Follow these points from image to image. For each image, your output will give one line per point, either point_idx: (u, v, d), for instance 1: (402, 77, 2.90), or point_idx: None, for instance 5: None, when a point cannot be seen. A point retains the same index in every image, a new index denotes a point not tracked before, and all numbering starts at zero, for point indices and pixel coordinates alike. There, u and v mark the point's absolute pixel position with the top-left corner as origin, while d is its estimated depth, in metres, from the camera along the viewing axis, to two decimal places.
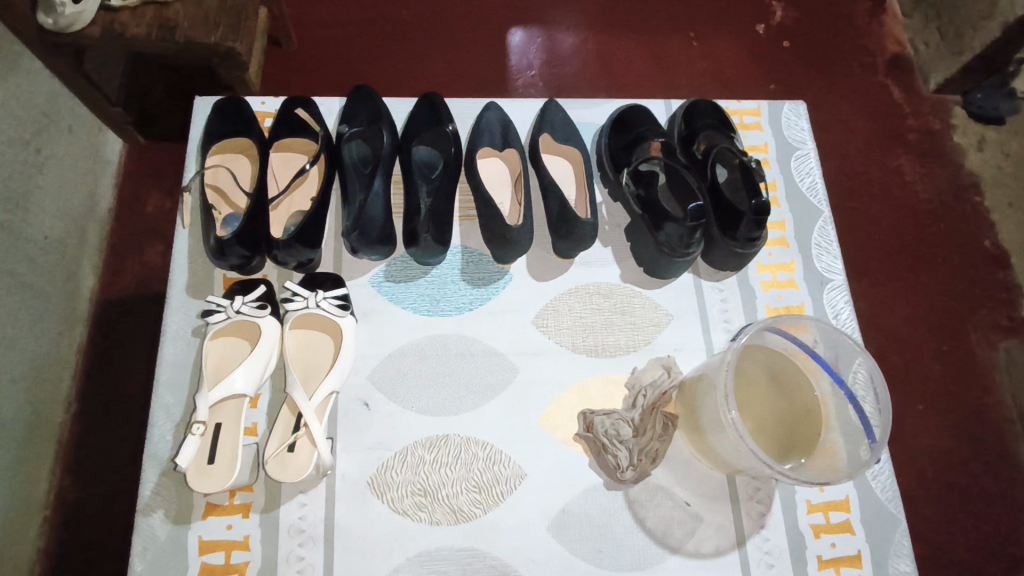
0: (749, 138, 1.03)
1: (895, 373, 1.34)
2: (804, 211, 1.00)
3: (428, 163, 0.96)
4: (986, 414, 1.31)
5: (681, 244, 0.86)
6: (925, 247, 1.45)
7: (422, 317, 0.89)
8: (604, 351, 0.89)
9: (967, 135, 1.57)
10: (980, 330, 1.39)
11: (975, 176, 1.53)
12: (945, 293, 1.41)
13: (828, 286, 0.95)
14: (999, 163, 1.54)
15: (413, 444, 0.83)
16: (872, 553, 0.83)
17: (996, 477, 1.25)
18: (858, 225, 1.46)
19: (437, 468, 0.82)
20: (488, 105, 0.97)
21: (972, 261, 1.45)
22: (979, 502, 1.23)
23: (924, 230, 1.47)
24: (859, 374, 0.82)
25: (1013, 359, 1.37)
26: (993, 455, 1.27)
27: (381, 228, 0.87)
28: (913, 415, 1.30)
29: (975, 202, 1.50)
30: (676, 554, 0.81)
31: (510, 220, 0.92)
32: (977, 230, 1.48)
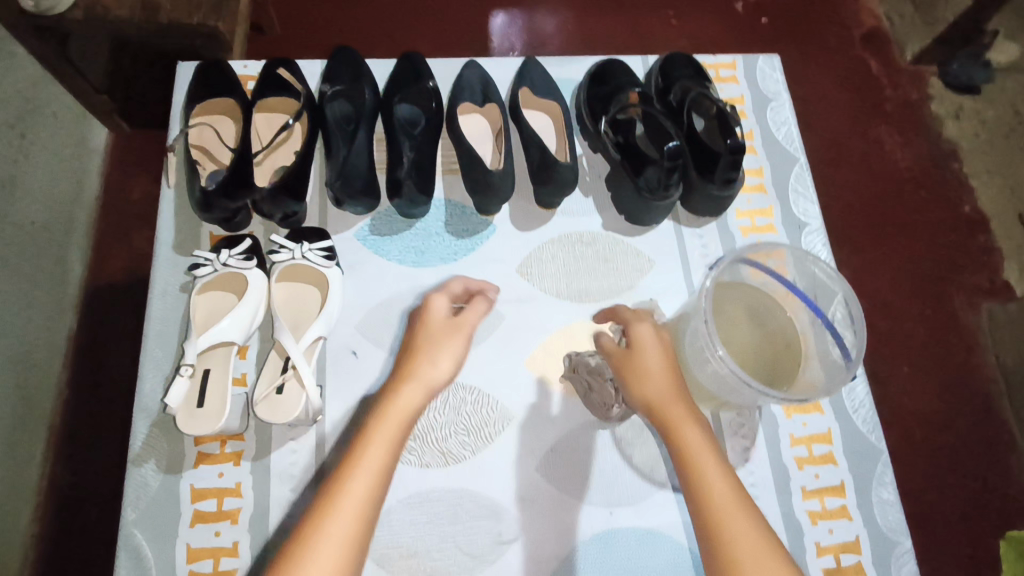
0: (725, 91, 1.05)
1: (877, 332, 1.36)
2: (782, 160, 1.02)
3: (411, 119, 0.96)
4: (969, 371, 1.34)
5: (660, 186, 0.88)
6: (905, 213, 1.47)
7: (407, 268, 0.90)
8: (588, 296, 0.91)
9: (945, 105, 1.60)
10: (963, 292, 1.41)
11: (953, 145, 1.56)
12: (925, 257, 1.44)
13: (806, 230, 0.97)
14: (977, 131, 1.57)
15: (434, 295, 0.79)
16: (854, 483, 0.85)
17: (978, 432, 1.28)
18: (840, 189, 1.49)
19: (461, 334, 0.77)
20: (469, 64, 0.99)
21: (952, 226, 1.47)
22: (962, 455, 1.26)
23: (903, 195, 1.49)
24: (837, 309, 0.84)
25: (996, 318, 1.38)
26: (976, 409, 1.30)
27: (365, 180, 0.88)
28: (897, 374, 1.33)
29: (954, 168, 1.53)
30: (663, 488, 0.82)
31: (492, 168, 0.93)
32: (957, 195, 1.51)
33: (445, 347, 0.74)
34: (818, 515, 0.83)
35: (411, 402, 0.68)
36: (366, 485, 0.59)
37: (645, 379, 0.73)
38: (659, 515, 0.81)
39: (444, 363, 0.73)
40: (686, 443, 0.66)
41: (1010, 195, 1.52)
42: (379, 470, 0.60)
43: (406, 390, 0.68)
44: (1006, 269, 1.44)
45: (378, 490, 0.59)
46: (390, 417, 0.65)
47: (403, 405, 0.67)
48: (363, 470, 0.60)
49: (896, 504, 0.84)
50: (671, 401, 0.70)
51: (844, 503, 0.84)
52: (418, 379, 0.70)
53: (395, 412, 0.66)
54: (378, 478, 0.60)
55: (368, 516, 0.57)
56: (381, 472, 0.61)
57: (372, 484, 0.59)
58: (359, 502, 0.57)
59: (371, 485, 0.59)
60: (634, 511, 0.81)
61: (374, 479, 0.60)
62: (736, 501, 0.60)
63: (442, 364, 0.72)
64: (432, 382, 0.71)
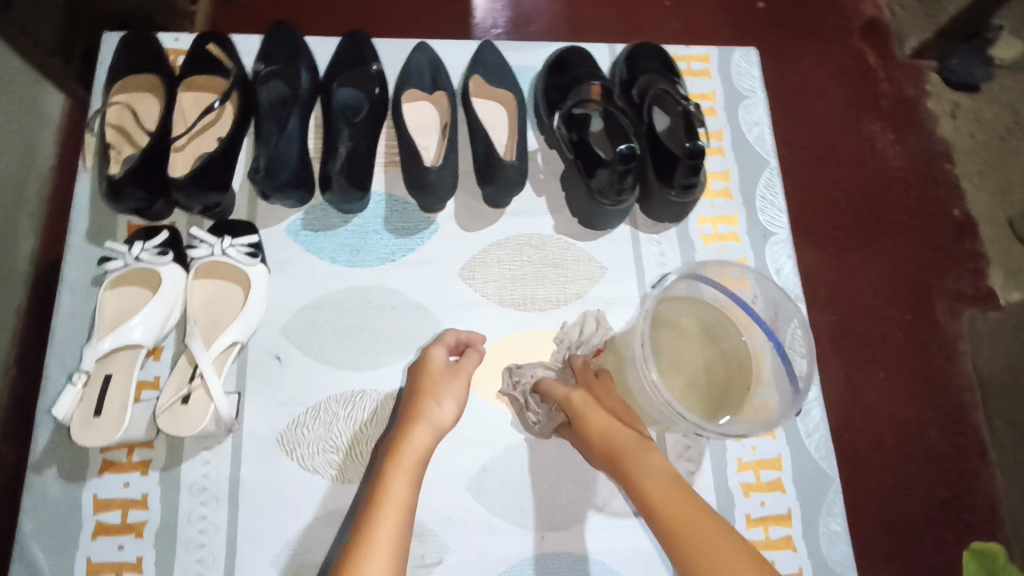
0: (696, 86, 0.98)
1: (855, 336, 1.18)
2: (750, 163, 0.95)
3: (351, 104, 0.88)
4: (945, 382, 1.20)
5: (612, 189, 0.81)
6: (888, 211, 1.29)
7: (340, 268, 0.84)
8: (532, 305, 0.85)
9: (940, 103, 1.41)
10: (945, 300, 1.25)
11: (946, 144, 1.38)
12: (909, 262, 1.26)
13: (771, 239, 0.92)
14: (973, 131, 1.40)
15: (432, 345, 0.76)
16: (802, 512, 0.80)
17: (953, 447, 1.15)
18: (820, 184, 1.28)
19: (462, 376, 0.74)
20: (418, 46, 0.92)
21: (938, 229, 1.30)
22: (931, 475, 1.12)
23: (892, 195, 1.30)
24: (797, 333, 0.78)
25: (975, 331, 1.24)
26: (948, 427, 1.16)
27: (293, 171, 0.82)
28: (872, 380, 1.17)
29: (946, 170, 1.36)
30: (600, 513, 0.78)
31: (431, 163, 0.87)
32: (946, 196, 1.33)
33: (448, 389, 0.72)
34: (761, 545, 0.79)
35: (420, 445, 0.66)
36: (389, 534, 0.57)
37: (603, 427, 0.68)
38: (593, 542, 0.77)
39: (447, 405, 0.71)
40: (646, 484, 0.61)
41: (1000, 200, 1.35)
42: (401, 519, 0.59)
43: (414, 434, 0.67)
44: (992, 276, 1.29)
45: (400, 541, 0.57)
46: (398, 463, 0.64)
47: (412, 450, 0.65)
48: (384, 518, 0.58)
49: (845, 536, 0.80)
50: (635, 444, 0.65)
51: (790, 533, 0.80)
52: (422, 425, 0.68)
53: (405, 456, 0.64)
54: (399, 528, 0.58)
55: (396, 570, 0.55)
56: (401, 521, 0.59)
57: (393, 534, 0.57)
58: (383, 556, 0.55)
59: (393, 535, 0.57)
60: (567, 536, 0.77)
61: (393, 530, 0.58)
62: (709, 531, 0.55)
63: (444, 404, 0.70)
64: (438, 423, 0.69)
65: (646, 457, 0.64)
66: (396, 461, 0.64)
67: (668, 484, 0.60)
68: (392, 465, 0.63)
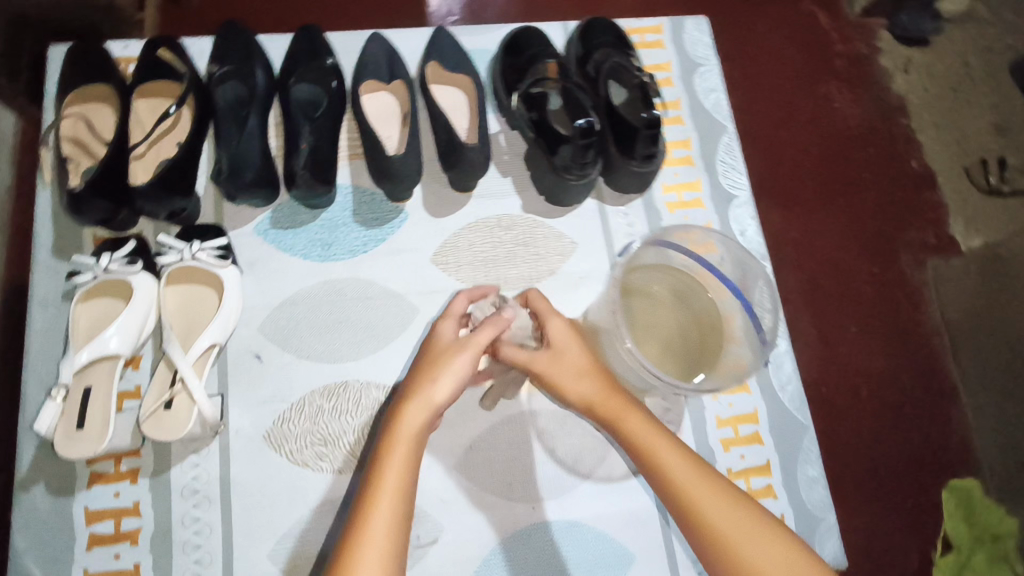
0: (651, 57, 1.00)
1: (824, 296, 1.23)
2: (709, 129, 0.97)
3: (310, 100, 0.89)
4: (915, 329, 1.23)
5: (576, 163, 0.82)
6: (849, 170, 1.33)
7: (313, 263, 0.85)
8: (506, 284, 0.87)
9: (893, 59, 1.44)
10: (909, 250, 1.29)
11: (902, 99, 1.41)
12: (873, 217, 1.30)
13: (734, 202, 0.94)
14: (924, 85, 1.42)
15: (442, 320, 0.70)
16: (780, 462, 0.84)
17: (925, 392, 1.18)
18: (781, 148, 1.32)
19: (467, 352, 0.64)
20: (372, 37, 0.92)
21: (898, 183, 1.33)
22: (907, 422, 1.15)
23: (850, 153, 1.34)
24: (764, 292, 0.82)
25: (941, 278, 1.27)
26: (920, 374, 1.19)
27: (256, 170, 0.81)
28: (844, 335, 1.20)
29: (903, 124, 1.38)
30: (587, 480, 0.80)
31: (396, 152, 0.86)
32: (903, 150, 1.36)
33: (447, 369, 0.63)
34: None
35: (415, 428, 0.60)
36: (383, 542, 0.53)
37: (622, 418, 0.64)
38: (584, 508, 0.79)
39: (445, 383, 0.63)
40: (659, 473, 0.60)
41: (957, 150, 1.38)
42: (398, 524, 0.54)
43: (408, 415, 0.61)
44: (952, 225, 1.32)
45: (397, 548, 0.54)
46: (393, 452, 0.58)
47: (406, 436, 0.59)
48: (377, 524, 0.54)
49: (823, 481, 0.83)
50: (654, 437, 0.62)
51: (770, 483, 0.83)
52: (419, 407, 0.61)
53: (399, 444, 0.59)
54: (395, 533, 0.54)
55: (386, 575, 0.52)
56: (394, 522, 0.54)
57: (387, 543, 0.53)
58: (373, 563, 0.52)
59: (386, 543, 0.53)
60: (557, 505, 0.79)
61: (388, 539, 0.53)
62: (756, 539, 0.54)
63: (443, 382, 0.63)
64: (435, 404, 0.62)
65: (669, 453, 0.60)
66: (388, 452, 0.58)
67: (704, 487, 0.58)
68: (385, 456, 0.58)
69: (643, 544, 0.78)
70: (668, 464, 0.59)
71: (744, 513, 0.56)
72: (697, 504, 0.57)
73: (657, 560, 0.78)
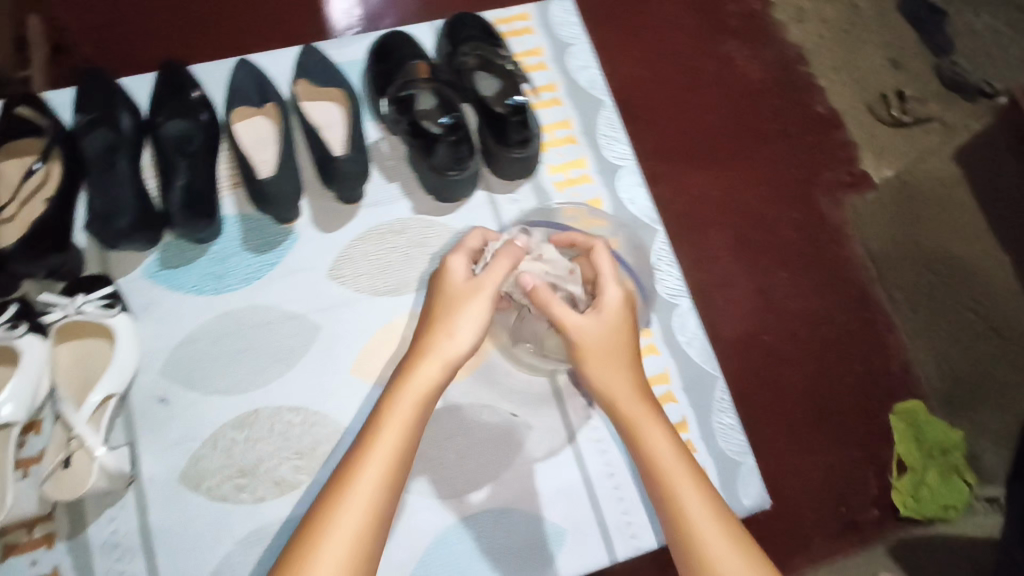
0: (521, 44, 1.01)
1: (753, 246, 1.18)
2: (586, 105, 0.99)
3: (181, 135, 0.86)
4: (841, 268, 1.19)
5: (453, 160, 0.84)
6: (756, 119, 1.27)
7: (208, 297, 0.84)
8: (406, 287, 0.87)
9: (785, 9, 1.36)
10: (826, 192, 1.24)
11: (799, 48, 1.34)
12: (785, 166, 1.24)
13: (620, 172, 0.97)
14: (820, 31, 1.36)
15: (451, 254, 0.65)
16: (695, 415, 0.86)
17: (856, 334, 1.15)
18: (684, 108, 1.26)
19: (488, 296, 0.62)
20: (238, 63, 0.91)
21: (808, 128, 1.28)
22: (840, 362, 1.13)
23: (760, 106, 1.28)
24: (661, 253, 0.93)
25: (859, 215, 1.23)
26: (852, 312, 1.16)
27: (135, 214, 0.80)
28: (777, 281, 1.16)
29: (804, 71, 1.32)
30: (511, 465, 0.82)
31: (264, 174, 0.86)
32: (808, 95, 1.30)
33: (462, 317, 0.61)
34: None
35: (425, 384, 0.58)
36: (365, 502, 0.53)
37: (636, 423, 0.63)
38: (512, 493, 0.81)
39: (462, 339, 0.61)
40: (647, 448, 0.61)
41: (859, 88, 1.32)
42: (384, 486, 0.54)
43: (422, 372, 0.59)
44: (862, 160, 1.27)
45: (379, 510, 0.53)
46: (397, 415, 0.57)
47: (413, 397, 0.58)
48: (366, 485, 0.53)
49: (737, 427, 0.87)
50: (661, 439, 0.61)
51: (689, 438, 0.85)
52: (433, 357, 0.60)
53: (407, 396, 0.58)
54: (382, 494, 0.53)
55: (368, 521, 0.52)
56: (386, 473, 0.54)
57: (369, 506, 0.53)
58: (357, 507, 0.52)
59: (369, 500, 0.53)
60: (484, 494, 0.81)
61: (372, 502, 0.53)
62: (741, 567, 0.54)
63: (459, 338, 0.61)
64: (447, 359, 0.60)
65: (671, 459, 0.60)
66: (389, 415, 0.57)
67: (700, 507, 0.57)
68: (387, 419, 0.57)
69: (572, 520, 0.81)
70: (673, 480, 0.59)
71: (733, 537, 0.56)
72: (692, 524, 0.57)
73: (587, 532, 0.81)
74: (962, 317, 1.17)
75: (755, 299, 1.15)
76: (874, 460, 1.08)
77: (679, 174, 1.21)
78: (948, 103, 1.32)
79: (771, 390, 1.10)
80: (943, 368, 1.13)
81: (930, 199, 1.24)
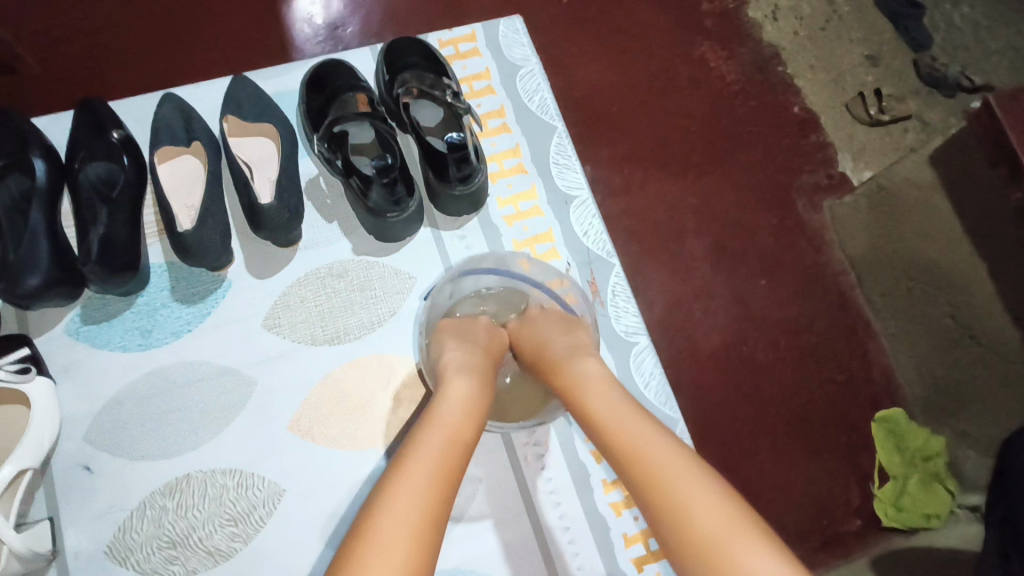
0: (468, 67, 0.96)
1: (729, 261, 1.11)
2: (536, 132, 0.95)
3: (105, 179, 0.81)
4: (821, 280, 1.12)
5: (390, 202, 0.79)
6: (727, 123, 1.18)
7: (134, 354, 0.79)
8: (346, 336, 0.83)
9: (760, 7, 1.25)
10: (804, 198, 1.16)
11: (775, 47, 1.24)
12: (761, 174, 1.16)
13: (573, 204, 0.92)
14: (795, 28, 1.25)
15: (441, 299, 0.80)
16: None
17: (835, 352, 1.09)
18: (650, 119, 1.17)
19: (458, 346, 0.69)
20: (163, 97, 0.85)
21: (782, 130, 1.19)
22: (817, 387, 1.07)
23: (734, 112, 1.19)
24: (615, 285, 0.89)
25: (838, 218, 1.15)
26: (836, 327, 1.10)
27: (47, 271, 0.74)
28: (755, 291, 1.11)
29: (780, 72, 1.22)
30: (461, 522, 0.78)
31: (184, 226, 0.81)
32: (784, 96, 1.21)
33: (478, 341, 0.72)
34: (623, 504, 0.80)
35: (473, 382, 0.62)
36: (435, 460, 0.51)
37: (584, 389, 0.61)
38: (462, 553, 0.77)
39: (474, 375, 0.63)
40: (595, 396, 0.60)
41: (835, 89, 1.22)
42: (430, 483, 0.50)
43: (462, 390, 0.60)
44: (840, 160, 1.18)
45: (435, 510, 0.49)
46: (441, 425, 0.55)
47: (453, 399, 0.59)
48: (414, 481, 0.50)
49: None
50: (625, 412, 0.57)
51: None
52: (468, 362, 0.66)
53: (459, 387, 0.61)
54: (431, 497, 0.49)
55: (438, 477, 0.50)
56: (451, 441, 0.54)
57: (438, 465, 0.51)
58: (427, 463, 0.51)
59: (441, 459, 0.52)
60: None
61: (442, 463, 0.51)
62: (722, 512, 0.47)
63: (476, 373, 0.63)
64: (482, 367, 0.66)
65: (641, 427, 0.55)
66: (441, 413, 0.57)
67: (681, 469, 0.51)
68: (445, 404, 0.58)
69: None
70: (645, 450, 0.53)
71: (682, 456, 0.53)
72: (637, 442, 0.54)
73: None
74: (939, 324, 1.07)
75: (733, 320, 1.09)
76: (855, 470, 1.04)
77: (655, 188, 1.13)
78: (927, 100, 1.22)
79: (745, 416, 1.05)
80: (924, 376, 1.07)
81: (917, 209, 1.09)
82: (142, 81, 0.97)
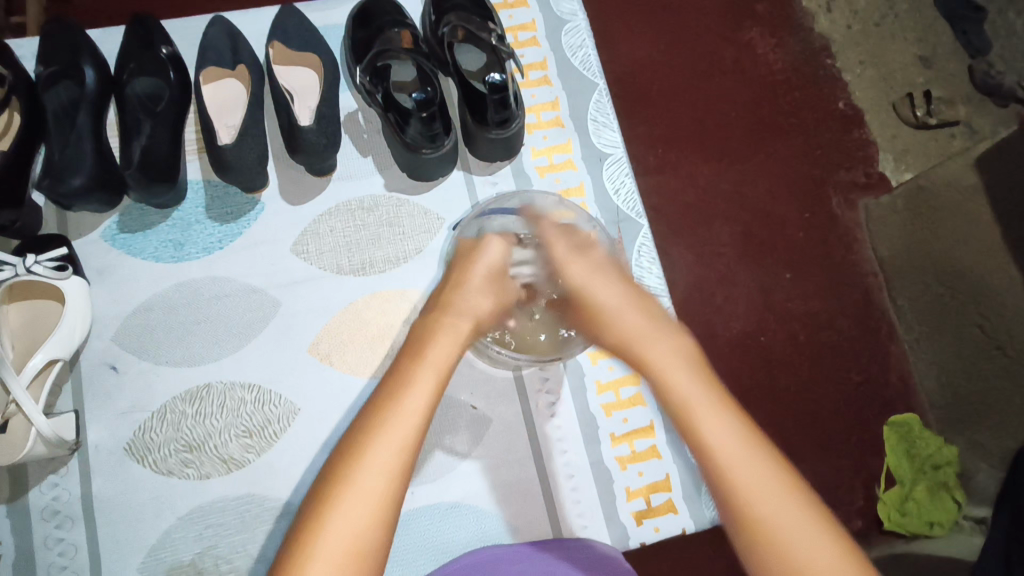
0: (514, 17, 0.95)
1: (757, 244, 1.10)
2: (577, 88, 0.94)
3: (150, 94, 0.82)
4: (846, 275, 1.09)
5: (426, 138, 0.80)
6: (770, 112, 1.16)
7: (166, 265, 0.82)
8: (372, 268, 0.84)
9: None
10: (839, 191, 1.13)
11: (825, 40, 1.20)
12: (800, 160, 1.14)
13: (607, 161, 0.92)
14: (849, 22, 1.21)
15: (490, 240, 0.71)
16: (663, 421, 0.83)
17: (855, 345, 1.07)
18: (692, 97, 1.15)
19: (477, 291, 0.67)
20: (212, 19, 0.86)
21: (825, 123, 1.16)
22: (833, 376, 1.05)
23: (777, 96, 1.17)
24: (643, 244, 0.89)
25: (872, 218, 1.11)
26: (856, 320, 1.08)
27: (89, 175, 0.76)
28: (782, 276, 1.09)
29: (827, 66, 1.19)
30: (467, 459, 0.80)
31: (222, 140, 0.83)
32: (829, 90, 1.18)
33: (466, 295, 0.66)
34: (627, 459, 0.81)
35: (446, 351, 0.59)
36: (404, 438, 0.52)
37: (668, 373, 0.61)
38: (465, 490, 0.79)
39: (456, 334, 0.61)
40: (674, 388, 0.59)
41: (883, 87, 1.19)
42: (411, 432, 0.52)
43: (435, 342, 0.60)
44: (880, 160, 1.15)
45: (412, 450, 0.52)
46: (416, 373, 0.56)
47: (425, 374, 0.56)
48: (385, 449, 0.51)
49: None
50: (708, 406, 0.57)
51: (654, 443, 0.82)
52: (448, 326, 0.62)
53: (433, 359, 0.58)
54: (393, 474, 0.50)
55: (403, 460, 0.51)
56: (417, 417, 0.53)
57: (402, 447, 0.51)
58: (392, 445, 0.51)
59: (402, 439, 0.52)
60: (437, 488, 0.78)
61: (404, 446, 0.51)
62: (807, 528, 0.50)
63: (462, 316, 0.63)
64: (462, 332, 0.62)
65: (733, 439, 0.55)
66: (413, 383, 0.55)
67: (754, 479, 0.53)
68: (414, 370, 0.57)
69: (523, 519, 0.79)
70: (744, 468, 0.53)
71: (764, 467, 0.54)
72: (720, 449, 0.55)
73: (542, 533, 0.78)
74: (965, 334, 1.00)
75: (756, 301, 1.07)
76: (860, 470, 1.02)
77: (689, 166, 1.12)
78: (978, 108, 1.18)
79: (756, 400, 1.03)
80: (943, 385, 1.03)
81: (951, 213, 1.03)
82: (197, 11, 0.99)
